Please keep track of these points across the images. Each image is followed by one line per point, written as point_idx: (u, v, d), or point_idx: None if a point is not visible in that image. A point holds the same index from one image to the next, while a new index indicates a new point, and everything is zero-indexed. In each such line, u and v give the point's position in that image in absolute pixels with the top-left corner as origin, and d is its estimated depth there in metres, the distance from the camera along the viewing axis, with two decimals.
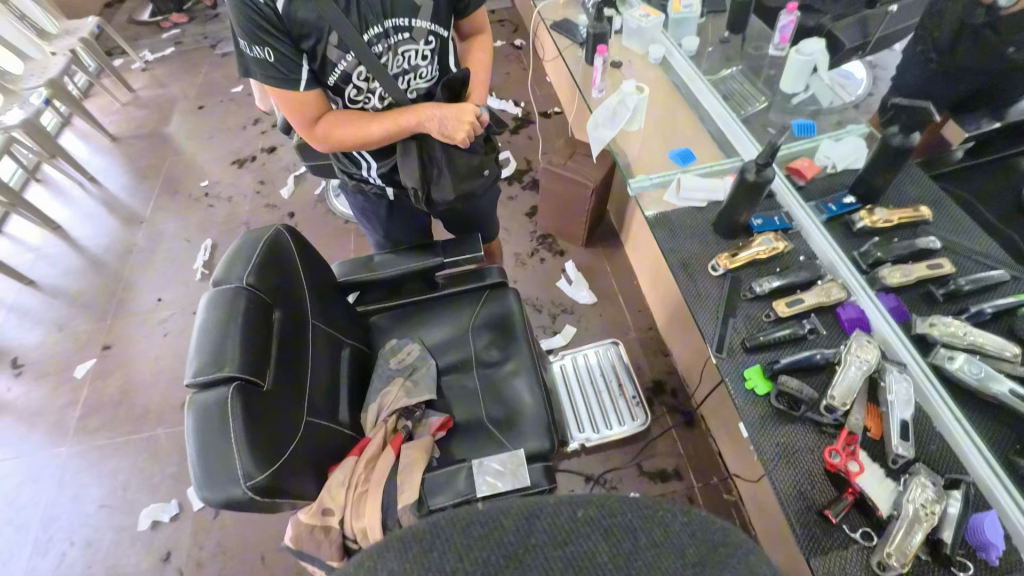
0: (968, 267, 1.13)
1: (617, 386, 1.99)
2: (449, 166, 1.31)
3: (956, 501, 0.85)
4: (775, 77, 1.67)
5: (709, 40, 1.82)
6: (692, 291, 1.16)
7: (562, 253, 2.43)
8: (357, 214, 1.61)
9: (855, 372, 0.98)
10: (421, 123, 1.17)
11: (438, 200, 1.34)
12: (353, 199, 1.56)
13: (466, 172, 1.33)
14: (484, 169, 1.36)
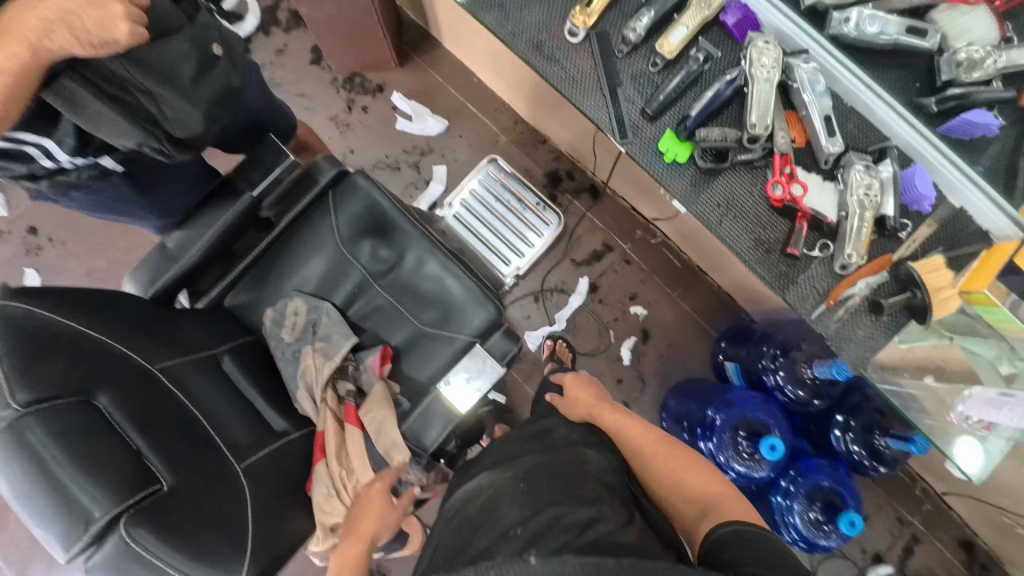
0: None
1: (517, 202, 1.75)
2: (164, 79, 0.87)
3: (888, 170, 0.87)
4: None
5: None
6: (562, 79, 0.92)
7: (381, 88, 1.93)
8: (97, 211, 1.07)
9: (765, 87, 0.86)
10: (43, 40, 0.75)
11: (194, 135, 0.94)
12: (76, 201, 1.02)
13: (194, 72, 0.89)
14: (213, 52, 0.91)
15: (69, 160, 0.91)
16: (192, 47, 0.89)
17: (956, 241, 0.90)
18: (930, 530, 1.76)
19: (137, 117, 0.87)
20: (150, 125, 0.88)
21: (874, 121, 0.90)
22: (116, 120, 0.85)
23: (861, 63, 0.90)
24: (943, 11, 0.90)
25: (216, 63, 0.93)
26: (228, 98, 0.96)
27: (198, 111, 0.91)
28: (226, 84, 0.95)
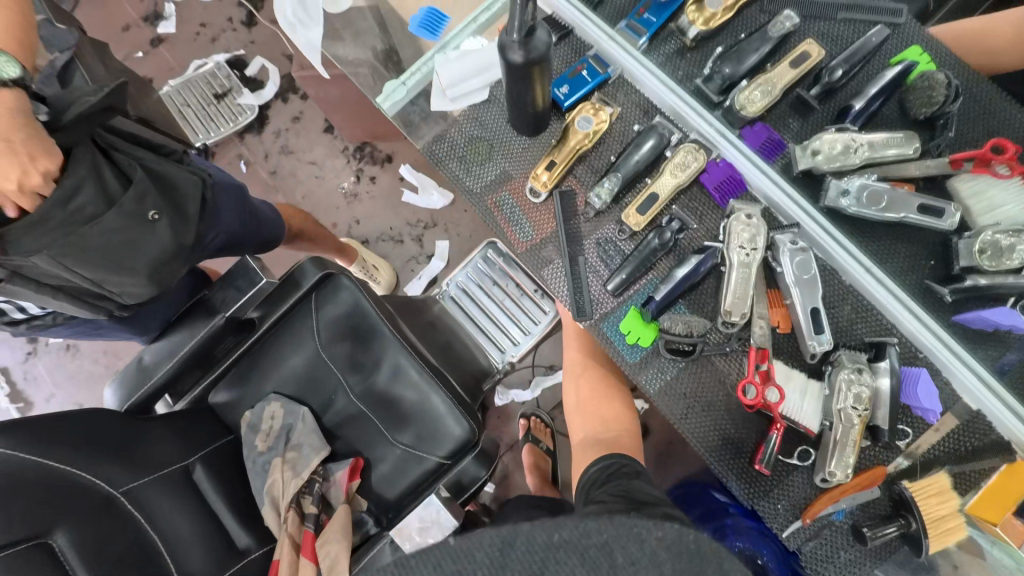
0: (836, 40, 0.93)
1: (514, 286, 1.70)
2: (102, 262, 0.90)
3: (886, 375, 0.78)
4: None
5: None
6: (523, 243, 0.91)
7: (390, 158, 1.91)
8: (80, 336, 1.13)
9: (745, 269, 0.79)
10: None
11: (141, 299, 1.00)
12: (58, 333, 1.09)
13: (131, 250, 0.92)
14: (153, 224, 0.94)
15: (38, 311, 0.97)
16: (125, 224, 0.90)
17: (968, 452, 0.82)
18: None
19: (85, 299, 0.95)
20: (98, 300, 0.97)
21: (874, 305, 0.82)
22: (65, 305, 0.94)
23: (861, 238, 0.84)
24: (966, 179, 0.84)
25: (155, 232, 0.94)
26: (174, 255, 0.99)
27: (142, 282, 0.96)
28: (171, 246, 0.97)
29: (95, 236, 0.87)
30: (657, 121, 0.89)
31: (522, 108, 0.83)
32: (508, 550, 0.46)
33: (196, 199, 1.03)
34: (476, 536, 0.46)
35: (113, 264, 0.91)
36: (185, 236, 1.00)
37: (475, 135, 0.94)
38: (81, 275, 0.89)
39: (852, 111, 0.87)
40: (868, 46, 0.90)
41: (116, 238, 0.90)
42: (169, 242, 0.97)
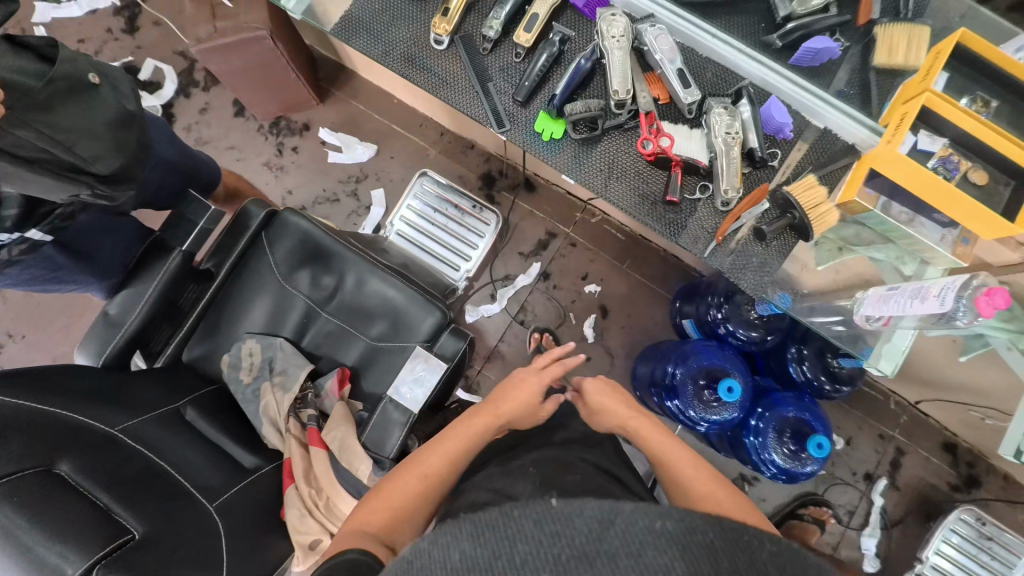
0: None
1: (453, 208, 1.82)
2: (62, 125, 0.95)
3: (746, 105, 0.93)
4: None
5: None
6: (435, 83, 0.99)
7: (307, 126, 1.98)
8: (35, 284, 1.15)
9: (620, 54, 0.94)
10: None
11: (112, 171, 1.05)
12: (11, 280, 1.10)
13: (87, 110, 0.98)
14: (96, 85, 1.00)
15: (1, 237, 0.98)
16: (73, 84, 0.96)
17: (830, 157, 0.96)
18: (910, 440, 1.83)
19: (60, 172, 0.97)
20: (76, 175, 1.00)
21: (734, 68, 0.97)
22: (45, 182, 0.96)
23: (711, 19, 0.98)
24: None
25: (101, 97, 1.01)
26: (124, 120, 1.06)
27: (107, 142, 1.02)
28: (119, 110, 1.05)
29: (54, 99, 0.94)
30: None
31: None
32: (607, 526, 0.48)
33: (124, 79, 1.09)
34: (579, 504, 0.48)
35: (74, 124, 0.97)
36: (128, 104, 1.07)
37: (377, 8, 1.01)
38: (46, 138, 0.94)
39: None
40: None
41: (70, 100, 0.96)
42: (115, 105, 1.04)
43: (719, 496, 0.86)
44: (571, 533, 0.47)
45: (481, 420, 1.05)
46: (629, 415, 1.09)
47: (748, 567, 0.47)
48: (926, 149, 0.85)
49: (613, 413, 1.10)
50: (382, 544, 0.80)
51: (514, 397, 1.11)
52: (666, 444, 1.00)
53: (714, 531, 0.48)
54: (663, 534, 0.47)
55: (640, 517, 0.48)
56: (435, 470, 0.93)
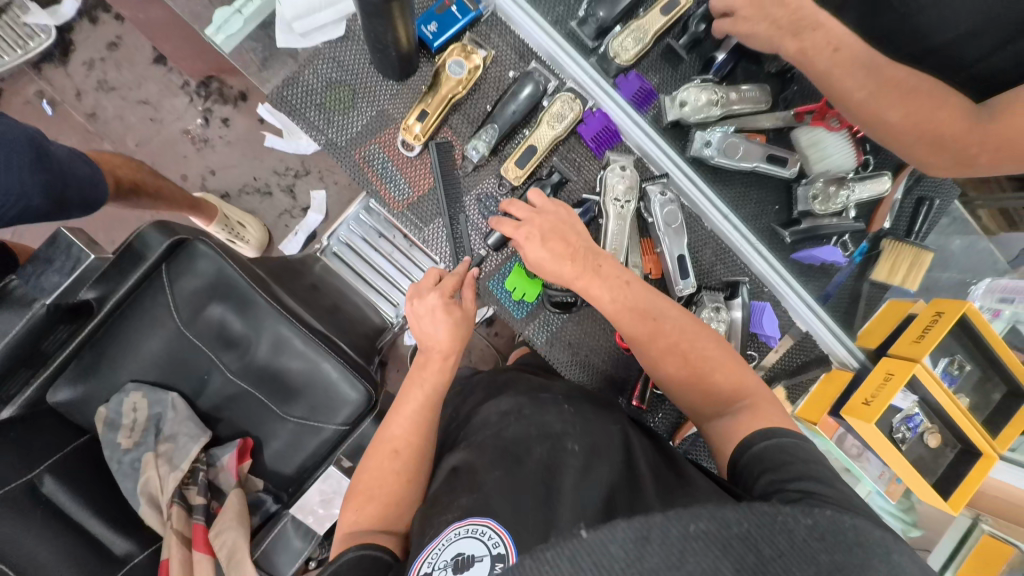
0: None
1: (402, 237, 1.61)
2: None
3: (741, 307, 0.84)
4: None
5: None
6: (397, 198, 0.83)
7: (243, 96, 1.65)
8: None
9: (622, 221, 0.80)
10: None
11: None
12: None
13: None
14: None
15: None
16: None
17: (802, 364, 0.92)
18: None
19: None
20: None
21: (739, 255, 0.87)
22: None
23: (722, 188, 0.86)
24: (807, 131, 0.86)
25: None
26: None
27: None
28: None
29: None
30: (533, 67, 0.81)
31: (385, 51, 0.72)
32: (644, 543, 0.45)
33: None
34: (611, 529, 0.45)
35: None
36: None
37: (333, 78, 0.80)
38: None
39: (718, 61, 0.86)
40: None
41: None
42: None
43: (691, 357, 0.70)
44: (609, 561, 0.44)
45: (434, 369, 0.77)
46: (574, 277, 0.73)
47: (787, 548, 0.46)
48: (896, 404, 0.81)
49: (559, 278, 0.74)
50: (388, 535, 0.68)
51: (435, 337, 0.77)
52: (618, 306, 0.73)
53: (748, 520, 0.46)
54: (700, 538, 0.45)
55: (676, 535, 0.45)
56: (408, 445, 0.74)
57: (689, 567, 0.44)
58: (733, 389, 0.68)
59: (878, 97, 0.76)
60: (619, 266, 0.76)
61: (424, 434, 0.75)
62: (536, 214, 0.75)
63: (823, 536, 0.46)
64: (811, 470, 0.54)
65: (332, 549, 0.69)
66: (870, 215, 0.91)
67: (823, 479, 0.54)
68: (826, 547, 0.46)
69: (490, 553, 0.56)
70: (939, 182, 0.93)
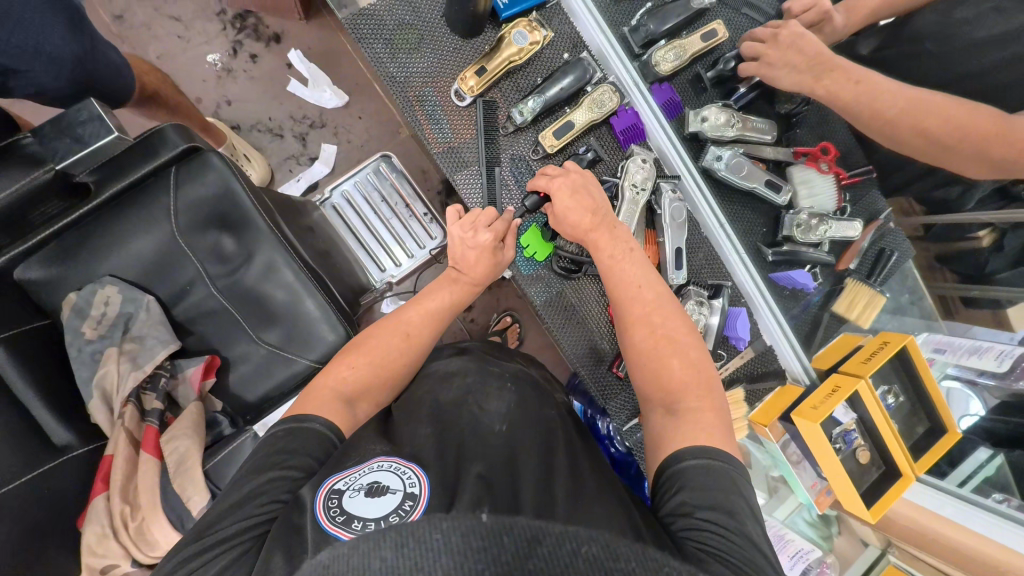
0: (740, 25, 1.04)
1: (405, 207, 1.65)
2: None
3: (720, 309, 0.94)
4: None
5: None
6: (439, 142, 0.89)
7: (277, 37, 1.67)
8: None
9: (633, 204, 0.89)
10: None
11: None
12: None
13: None
14: None
15: None
16: None
17: (761, 373, 1.03)
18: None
19: None
20: None
21: (726, 263, 0.97)
22: None
23: (723, 201, 0.97)
24: (801, 169, 0.99)
25: None
26: None
27: None
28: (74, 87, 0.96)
29: None
30: (584, 56, 0.90)
31: (463, 7, 0.80)
32: (534, 544, 0.46)
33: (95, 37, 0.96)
34: (508, 521, 0.47)
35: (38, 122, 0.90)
36: None
37: (406, 20, 0.86)
38: None
39: (738, 93, 0.99)
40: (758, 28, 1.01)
41: None
42: None
43: (653, 323, 0.77)
44: (496, 550, 0.45)
45: (460, 290, 0.85)
46: (586, 228, 0.83)
47: None
48: (838, 417, 0.92)
49: (573, 229, 0.84)
50: (348, 410, 0.72)
51: (472, 268, 0.85)
52: (614, 261, 0.82)
53: (634, 556, 0.47)
54: (591, 560, 0.46)
55: (563, 548, 0.46)
56: (418, 332, 0.81)
57: None
58: (681, 378, 0.71)
59: (908, 114, 0.88)
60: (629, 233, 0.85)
61: (435, 330, 0.83)
62: (570, 171, 0.86)
63: None
64: (724, 503, 0.56)
65: (304, 391, 0.74)
66: (839, 253, 1.04)
67: (730, 514, 0.56)
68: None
69: (403, 491, 0.56)
70: (898, 241, 1.07)
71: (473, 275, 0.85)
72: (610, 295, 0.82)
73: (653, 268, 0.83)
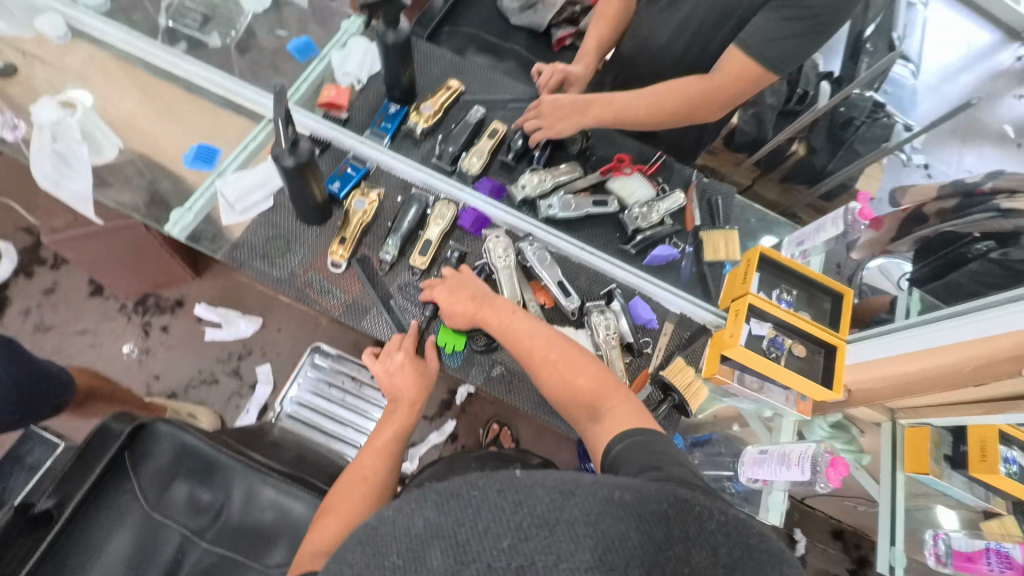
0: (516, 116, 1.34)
1: (352, 381, 1.76)
2: None
3: (619, 308, 1.09)
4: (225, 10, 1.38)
5: None
6: (337, 306, 1.03)
7: (180, 303, 1.85)
8: None
9: (506, 271, 1.07)
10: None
11: None
12: None
13: None
14: None
15: None
16: None
17: (690, 338, 1.15)
18: (808, 536, 1.85)
19: None
20: None
21: (604, 273, 1.15)
22: None
23: (574, 233, 1.18)
24: (616, 181, 1.21)
25: None
26: None
27: None
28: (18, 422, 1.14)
29: None
30: (414, 191, 1.13)
31: (307, 204, 1.01)
32: (568, 494, 0.43)
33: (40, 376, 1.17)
34: (543, 473, 0.43)
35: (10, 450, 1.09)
36: None
37: (271, 234, 1.06)
38: None
39: (536, 156, 1.21)
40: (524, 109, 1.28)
41: None
42: None
43: (557, 365, 0.89)
44: (532, 504, 0.42)
45: (402, 415, 0.97)
46: (471, 316, 0.97)
47: (694, 534, 0.45)
48: (758, 332, 1.06)
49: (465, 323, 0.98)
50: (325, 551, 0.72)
51: (405, 391, 0.99)
52: (507, 328, 0.95)
53: (665, 498, 0.45)
54: (624, 504, 0.43)
55: (601, 494, 0.43)
56: (376, 471, 0.89)
57: (602, 527, 0.42)
58: (592, 391, 0.84)
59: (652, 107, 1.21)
60: (509, 302, 1.00)
61: (391, 462, 0.92)
62: (447, 279, 1.02)
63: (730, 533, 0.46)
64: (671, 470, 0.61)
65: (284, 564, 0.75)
66: (683, 220, 1.25)
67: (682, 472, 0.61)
68: (728, 546, 0.45)
69: None
70: (720, 188, 1.32)
71: (407, 394, 0.98)
72: (514, 353, 0.94)
73: (540, 320, 0.96)
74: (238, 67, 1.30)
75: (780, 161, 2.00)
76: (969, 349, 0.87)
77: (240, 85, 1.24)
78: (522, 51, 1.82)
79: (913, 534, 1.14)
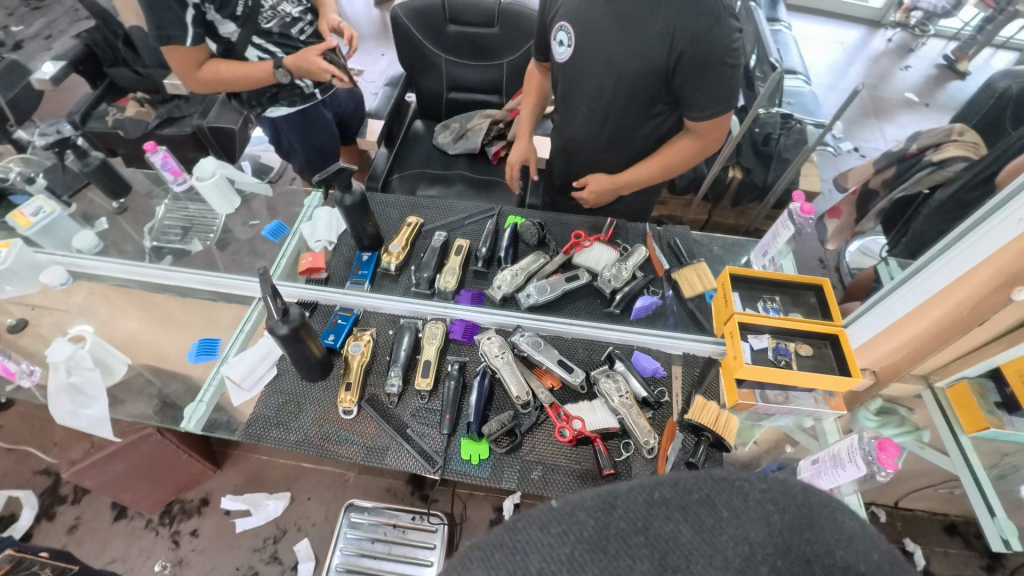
0: None
1: (394, 527, 1.71)
2: None
3: (622, 367, 1.13)
4: (203, 221, 1.56)
5: (115, 236, 1.51)
6: (357, 451, 1.03)
7: (205, 502, 1.83)
8: None
9: (508, 366, 1.10)
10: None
11: None
12: None
13: None
14: None
15: None
16: None
17: (702, 375, 1.15)
18: (918, 544, 1.69)
19: None
20: None
21: (598, 340, 1.20)
22: None
23: (559, 312, 1.24)
24: (581, 255, 1.31)
25: None
26: None
27: None
28: None
29: None
30: (403, 321, 1.20)
31: (308, 362, 1.06)
32: (604, 507, 0.31)
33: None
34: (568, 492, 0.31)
35: None
36: None
37: (281, 401, 1.09)
38: None
39: (502, 257, 1.31)
40: (479, 221, 1.41)
41: None
42: None
43: None
44: (572, 533, 0.30)
45: None
46: None
47: (748, 514, 0.32)
48: (760, 346, 1.10)
49: None
50: None
51: None
52: None
53: (706, 482, 0.32)
54: (670, 502, 0.31)
55: (642, 496, 0.32)
56: None
57: (652, 531, 0.31)
58: None
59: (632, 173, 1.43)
60: None
61: None
62: None
63: (790, 508, 0.33)
64: None
65: None
66: (654, 269, 1.33)
67: None
68: (780, 510, 0.33)
69: None
70: (675, 232, 1.42)
71: None
72: None
73: None
74: (224, 264, 1.44)
75: (722, 191, 2.17)
76: (957, 293, 0.90)
77: (225, 278, 1.36)
78: (465, 173, 2.04)
79: (1007, 498, 1.06)
